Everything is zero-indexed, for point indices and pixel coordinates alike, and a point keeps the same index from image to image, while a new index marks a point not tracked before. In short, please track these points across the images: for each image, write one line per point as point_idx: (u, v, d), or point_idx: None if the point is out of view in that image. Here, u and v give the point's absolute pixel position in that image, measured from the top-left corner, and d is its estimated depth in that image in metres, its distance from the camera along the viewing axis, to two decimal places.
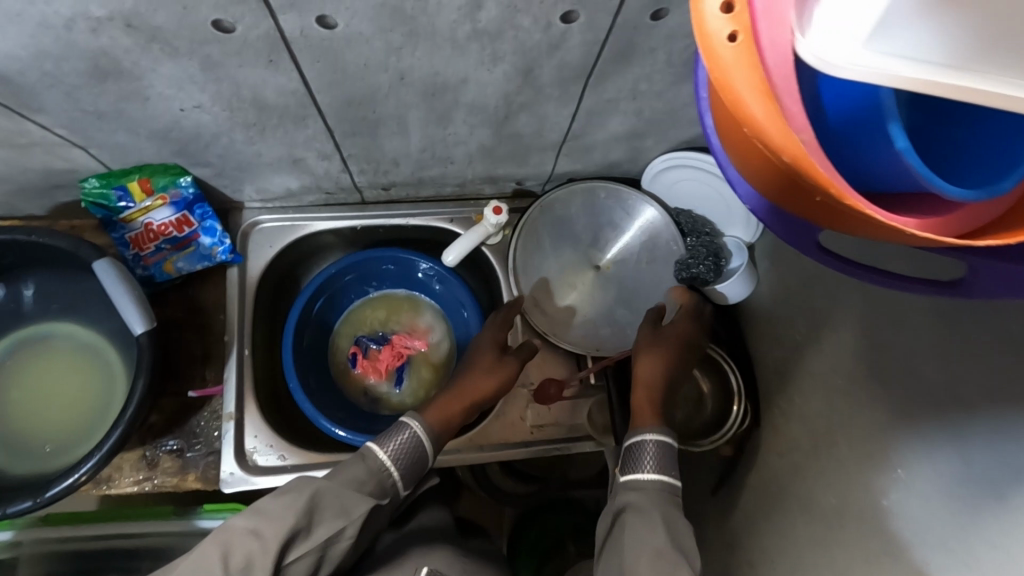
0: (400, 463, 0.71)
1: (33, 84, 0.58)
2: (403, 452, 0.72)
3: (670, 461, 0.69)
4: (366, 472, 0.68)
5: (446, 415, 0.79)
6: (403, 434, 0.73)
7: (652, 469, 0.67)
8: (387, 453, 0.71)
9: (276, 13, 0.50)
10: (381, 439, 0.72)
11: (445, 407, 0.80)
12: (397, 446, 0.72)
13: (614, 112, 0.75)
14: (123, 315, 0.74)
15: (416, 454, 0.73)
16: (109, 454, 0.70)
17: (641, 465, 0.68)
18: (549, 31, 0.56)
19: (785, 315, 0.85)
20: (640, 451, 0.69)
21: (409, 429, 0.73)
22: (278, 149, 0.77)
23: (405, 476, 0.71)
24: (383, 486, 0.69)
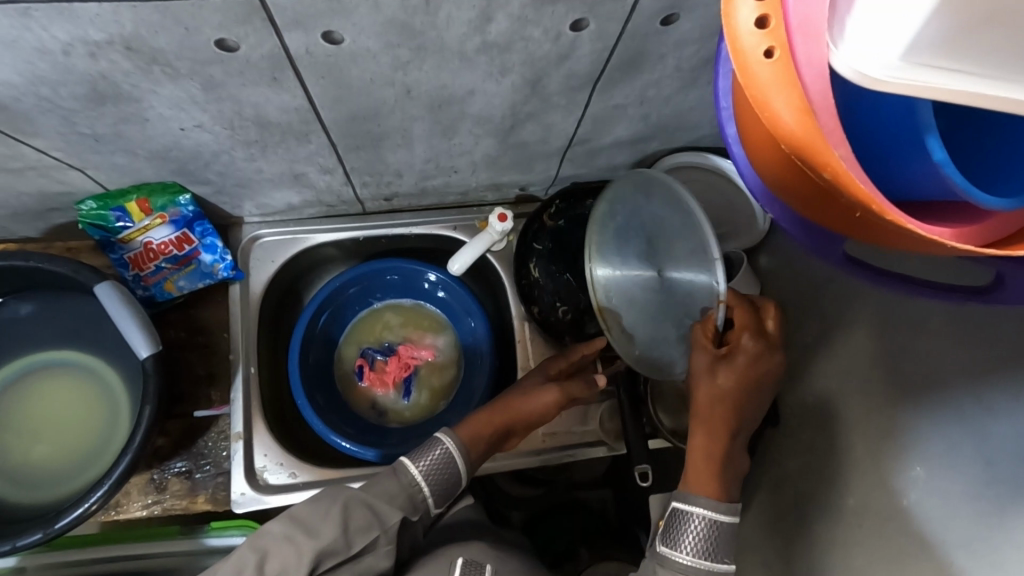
0: (435, 480, 0.69)
1: (29, 110, 0.56)
2: (437, 470, 0.70)
3: (718, 539, 0.62)
4: (396, 488, 0.67)
5: (476, 434, 0.76)
6: (436, 451, 0.71)
7: (692, 552, 0.61)
8: (418, 469, 0.69)
9: (282, 31, 0.49)
10: (414, 455, 0.70)
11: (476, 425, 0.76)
12: (431, 462, 0.70)
13: (621, 118, 0.75)
14: (128, 339, 0.72)
15: (450, 473, 0.70)
16: (118, 483, 0.68)
17: (680, 544, 0.62)
18: (559, 40, 0.55)
19: (794, 315, 0.85)
20: (685, 527, 0.62)
21: (443, 445, 0.71)
22: (279, 165, 0.76)
23: (439, 494, 0.70)
24: (412, 503, 0.68)
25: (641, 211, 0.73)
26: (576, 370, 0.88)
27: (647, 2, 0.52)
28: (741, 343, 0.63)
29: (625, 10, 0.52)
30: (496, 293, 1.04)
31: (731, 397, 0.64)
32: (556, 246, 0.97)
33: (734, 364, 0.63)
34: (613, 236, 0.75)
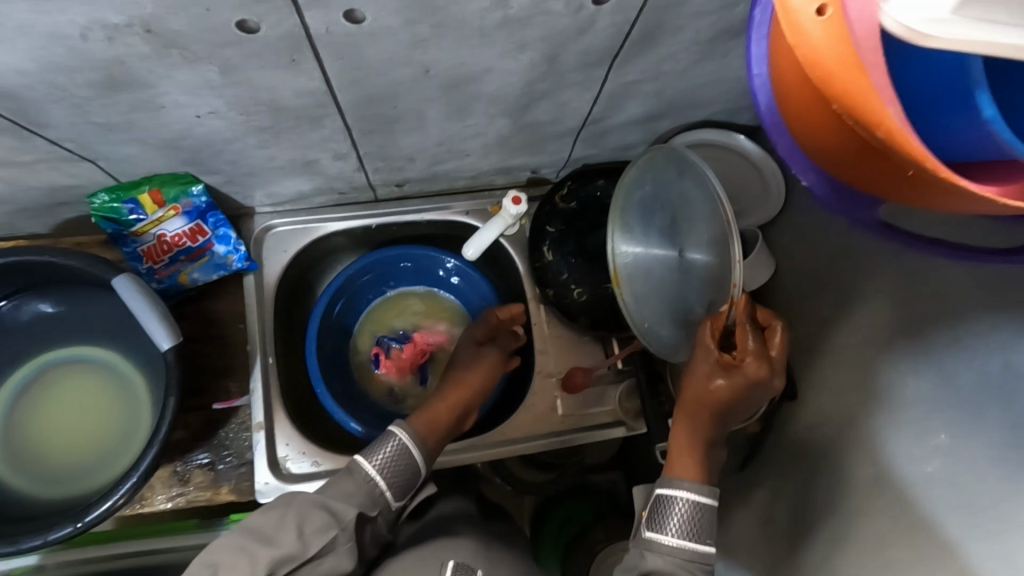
0: (391, 472, 0.71)
1: (42, 99, 0.54)
2: (392, 463, 0.71)
3: (703, 522, 0.63)
4: (352, 486, 0.68)
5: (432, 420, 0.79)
6: (389, 445, 0.72)
7: (677, 534, 0.62)
8: (372, 464, 0.70)
9: (302, 9, 0.48)
10: (368, 452, 0.71)
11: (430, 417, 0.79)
12: (384, 458, 0.71)
13: (635, 95, 0.74)
14: (147, 330, 0.72)
15: (406, 463, 0.72)
16: (147, 473, 0.69)
17: (666, 527, 0.62)
18: (579, 14, 0.54)
19: (809, 290, 0.85)
20: (669, 510, 0.63)
21: (395, 438, 0.72)
22: (291, 152, 0.75)
23: (397, 487, 0.71)
24: (371, 499, 0.68)
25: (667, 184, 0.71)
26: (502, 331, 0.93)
27: None
28: (745, 362, 0.60)
29: None
30: (510, 278, 1.03)
31: (721, 411, 0.63)
32: (568, 229, 0.97)
33: (733, 379, 0.61)
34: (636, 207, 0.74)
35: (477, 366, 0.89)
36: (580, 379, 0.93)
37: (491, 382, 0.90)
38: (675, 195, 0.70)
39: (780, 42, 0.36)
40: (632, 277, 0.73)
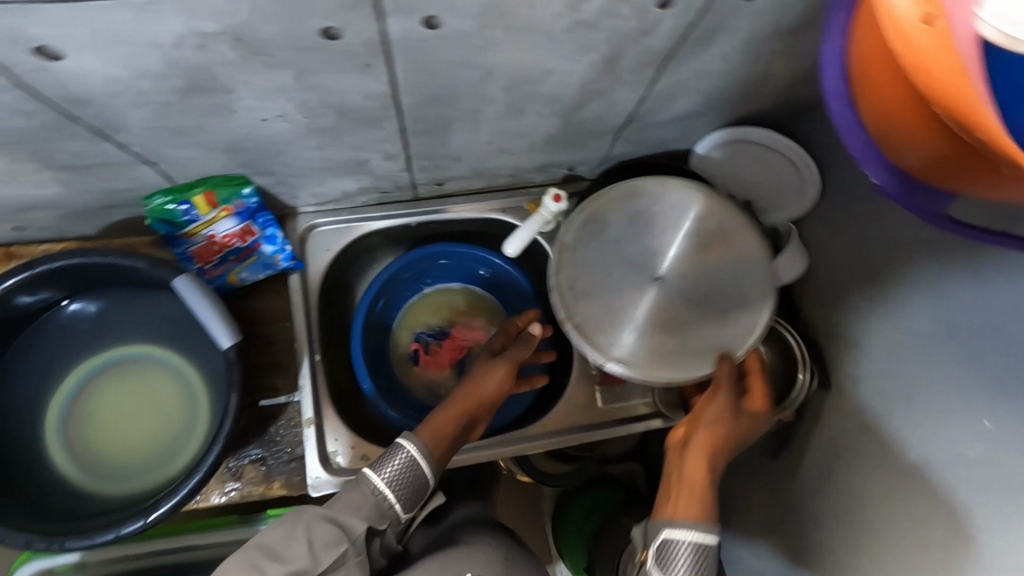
0: (399, 488, 0.65)
1: (122, 104, 0.56)
2: (402, 479, 0.65)
3: (709, 561, 0.60)
4: (358, 501, 0.64)
5: (437, 429, 0.71)
6: (398, 459, 0.66)
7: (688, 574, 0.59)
8: (381, 477, 0.65)
9: (386, 15, 0.49)
10: (376, 465, 0.66)
11: (438, 425, 0.72)
12: (393, 472, 0.65)
13: (680, 94, 0.76)
14: (208, 328, 0.74)
15: (415, 478, 0.66)
16: (212, 470, 0.70)
17: (674, 565, 0.60)
18: (645, 17, 0.56)
19: (845, 282, 0.87)
20: (676, 548, 0.60)
21: (404, 451, 0.66)
22: (345, 153, 0.76)
23: (406, 503, 0.66)
24: (378, 515, 0.64)
25: (661, 224, 0.80)
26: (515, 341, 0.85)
27: None
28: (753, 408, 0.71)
29: None
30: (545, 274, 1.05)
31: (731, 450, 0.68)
32: None
33: (744, 421, 0.69)
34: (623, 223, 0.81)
35: (492, 375, 0.79)
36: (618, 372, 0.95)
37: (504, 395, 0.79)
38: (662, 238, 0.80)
39: (869, 44, 0.39)
40: (579, 284, 0.79)
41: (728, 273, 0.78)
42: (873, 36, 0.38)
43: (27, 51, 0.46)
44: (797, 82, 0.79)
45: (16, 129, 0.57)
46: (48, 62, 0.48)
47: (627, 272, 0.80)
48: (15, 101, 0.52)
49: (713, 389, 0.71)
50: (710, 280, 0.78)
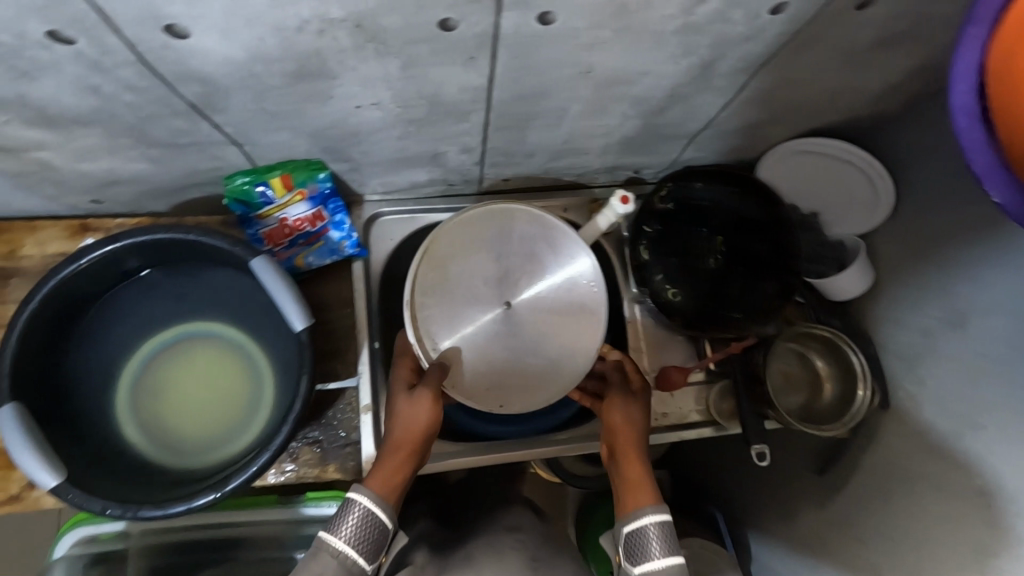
0: (362, 544, 0.62)
1: (231, 85, 0.57)
2: (362, 534, 0.63)
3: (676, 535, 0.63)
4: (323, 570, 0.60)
5: (387, 472, 0.68)
6: (354, 513, 0.63)
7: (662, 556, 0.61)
8: (339, 539, 0.62)
9: (504, 10, 0.50)
10: (332, 527, 0.62)
11: (385, 467, 0.68)
12: (354, 527, 0.63)
13: (764, 101, 0.76)
14: (282, 310, 0.75)
15: (377, 530, 0.63)
16: (281, 449, 0.71)
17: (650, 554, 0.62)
18: (753, 23, 0.56)
19: (913, 301, 0.86)
20: (644, 539, 0.63)
21: (358, 505, 0.63)
22: (425, 144, 0.77)
23: (371, 556, 0.63)
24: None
25: (470, 260, 0.80)
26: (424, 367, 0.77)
27: None
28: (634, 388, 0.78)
29: None
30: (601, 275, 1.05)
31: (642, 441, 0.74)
32: (665, 229, 0.98)
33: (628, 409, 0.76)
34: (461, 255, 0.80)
35: (420, 406, 0.72)
36: (676, 378, 0.93)
37: (440, 418, 0.73)
38: (517, 261, 0.81)
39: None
40: (444, 332, 0.78)
41: (570, 312, 0.80)
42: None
43: (158, 29, 0.48)
44: (882, 95, 0.78)
45: (126, 103, 0.59)
46: (175, 40, 0.49)
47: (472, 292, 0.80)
48: (132, 75, 0.54)
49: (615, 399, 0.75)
50: (557, 318, 0.80)
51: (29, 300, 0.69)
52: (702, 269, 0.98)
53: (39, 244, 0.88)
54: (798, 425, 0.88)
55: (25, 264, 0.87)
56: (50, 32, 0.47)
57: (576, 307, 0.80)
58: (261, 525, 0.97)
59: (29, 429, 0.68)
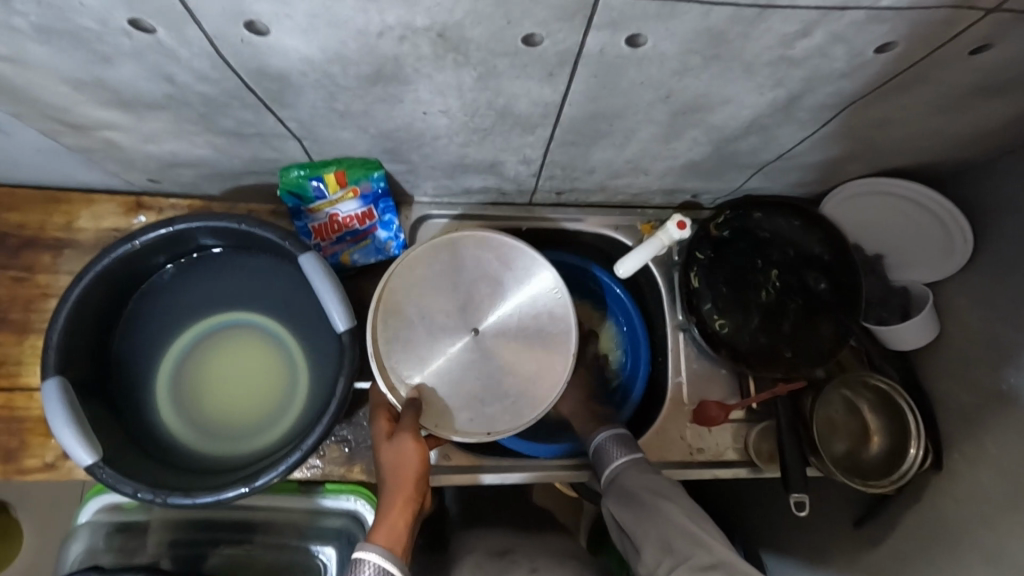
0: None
1: (302, 83, 0.56)
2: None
3: (628, 442, 0.80)
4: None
5: (392, 525, 0.68)
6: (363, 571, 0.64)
7: (620, 459, 0.78)
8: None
9: (593, 29, 0.47)
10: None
11: (388, 519, 0.68)
12: None
13: (845, 138, 0.72)
14: (326, 310, 0.74)
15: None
16: (312, 449, 0.70)
17: (611, 460, 0.78)
18: (855, 60, 0.53)
19: (981, 361, 0.81)
20: (605, 451, 0.79)
21: (366, 562, 0.64)
22: (485, 153, 0.75)
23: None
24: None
25: (432, 293, 0.84)
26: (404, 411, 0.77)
27: (973, 30, 0.49)
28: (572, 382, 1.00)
29: (945, 36, 0.50)
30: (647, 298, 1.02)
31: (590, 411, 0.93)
32: (718, 256, 0.95)
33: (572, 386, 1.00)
34: (423, 285, 0.84)
35: (407, 458, 0.73)
36: (716, 412, 0.90)
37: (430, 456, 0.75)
38: (478, 290, 0.85)
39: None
40: (409, 360, 0.82)
41: (534, 333, 0.85)
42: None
43: (240, 25, 0.47)
44: (975, 140, 0.73)
45: (197, 93, 0.58)
46: (255, 36, 0.48)
47: (444, 317, 0.84)
48: (207, 67, 0.53)
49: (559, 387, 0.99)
50: (526, 337, 0.84)
51: (83, 276, 0.70)
52: (754, 301, 0.94)
53: (94, 218, 0.89)
54: (843, 477, 0.84)
55: (80, 237, 0.88)
56: (133, 20, 0.47)
57: (546, 319, 0.85)
58: (283, 511, 0.97)
59: (69, 403, 0.68)
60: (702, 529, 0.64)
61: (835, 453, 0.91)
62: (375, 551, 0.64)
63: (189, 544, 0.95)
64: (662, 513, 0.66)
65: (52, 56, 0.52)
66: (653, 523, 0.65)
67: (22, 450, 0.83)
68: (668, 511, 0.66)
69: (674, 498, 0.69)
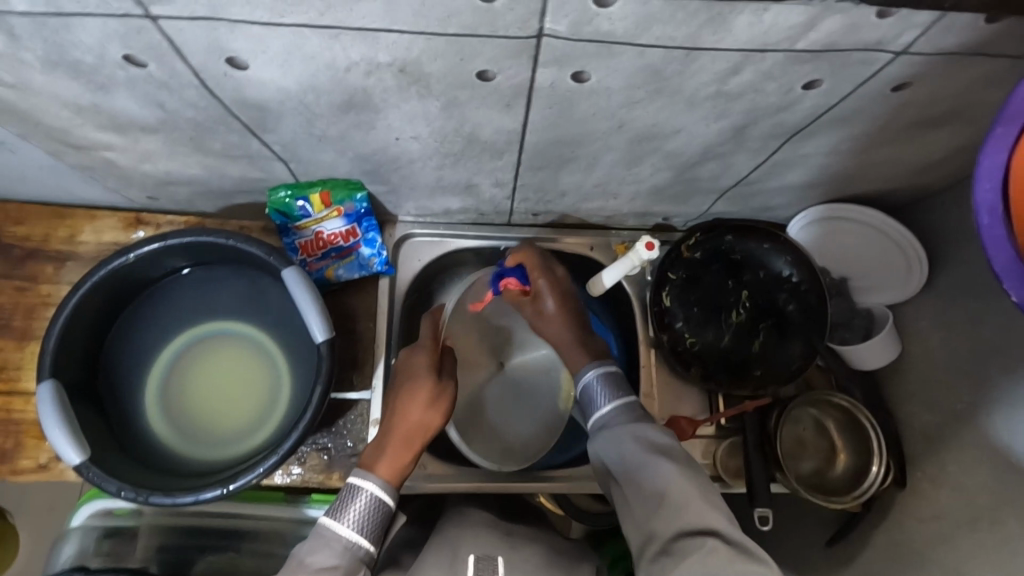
0: (367, 528, 0.66)
1: (283, 111, 0.61)
2: (366, 517, 0.67)
3: (615, 383, 0.76)
4: (334, 556, 0.63)
5: (396, 466, 0.72)
6: (359, 501, 0.67)
7: (609, 397, 0.74)
8: (349, 527, 0.65)
9: (540, 66, 0.52)
10: (337, 513, 0.66)
11: (395, 456, 0.72)
12: (357, 516, 0.66)
13: (799, 166, 0.76)
14: (306, 320, 0.78)
15: (382, 515, 0.68)
16: (289, 453, 0.73)
17: (599, 403, 0.74)
18: (787, 95, 0.57)
19: (944, 382, 0.83)
20: (591, 391, 0.76)
21: (363, 493, 0.68)
22: (459, 176, 0.79)
23: (376, 541, 0.67)
24: (354, 563, 0.64)
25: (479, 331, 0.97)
26: (445, 354, 0.86)
27: (891, 69, 0.53)
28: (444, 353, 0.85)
29: (866, 75, 0.54)
30: (624, 316, 1.05)
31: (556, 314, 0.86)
32: (690, 276, 0.98)
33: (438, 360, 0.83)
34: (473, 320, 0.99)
35: (421, 405, 0.77)
36: (684, 427, 0.93)
37: (438, 420, 0.78)
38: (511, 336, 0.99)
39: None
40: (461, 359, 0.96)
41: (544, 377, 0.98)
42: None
43: (222, 60, 0.52)
44: (923, 169, 0.77)
45: (187, 119, 0.64)
46: (236, 69, 0.54)
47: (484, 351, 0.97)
48: (197, 97, 0.59)
49: (428, 377, 0.79)
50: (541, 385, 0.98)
51: (82, 285, 0.75)
52: (724, 320, 0.97)
53: (96, 232, 0.94)
54: (808, 494, 0.86)
55: (81, 249, 0.94)
56: (125, 55, 0.52)
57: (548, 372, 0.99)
58: (268, 519, 1.00)
59: (60, 403, 0.72)
60: (699, 499, 0.61)
61: (801, 471, 0.93)
62: (374, 483, 0.68)
63: (175, 550, 0.97)
64: (659, 475, 0.63)
65: (56, 84, 0.58)
66: (653, 494, 0.63)
67: (18, 451, 0.87)
68: (665, 474, 0.63)
69: (661, 448, 0.66)
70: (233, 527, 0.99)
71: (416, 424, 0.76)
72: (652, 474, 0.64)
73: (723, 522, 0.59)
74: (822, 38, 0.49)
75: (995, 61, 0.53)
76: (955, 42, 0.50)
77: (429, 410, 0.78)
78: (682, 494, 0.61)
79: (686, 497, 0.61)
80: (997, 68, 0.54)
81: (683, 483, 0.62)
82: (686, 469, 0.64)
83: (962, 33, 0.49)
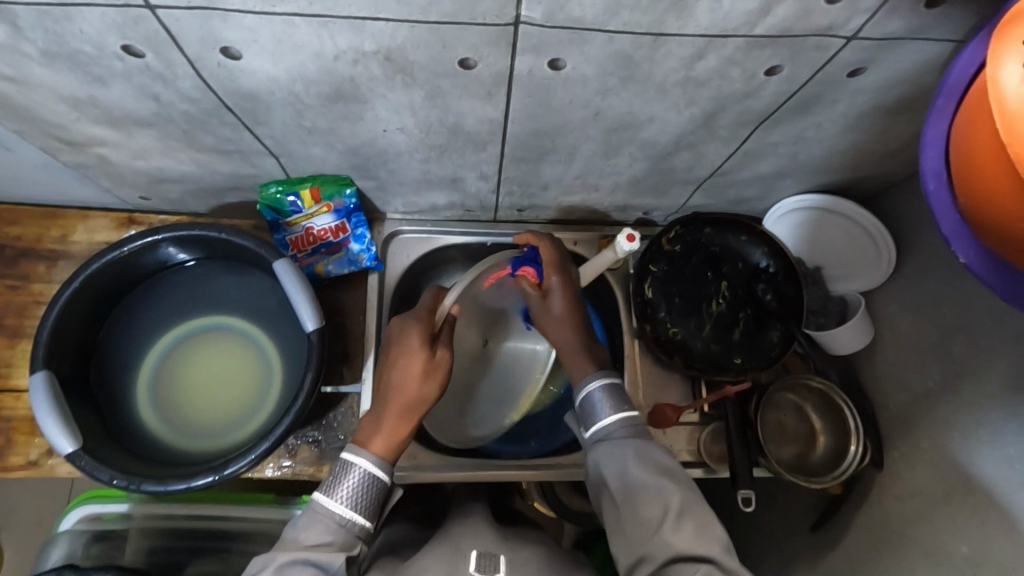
0: (359, 504, 0.69)
1: (273, 102, 0.64)
2: (358, 495, 0.69)
3: (619, 394, 0.75)
4: (328, 533, 0.66)
5: (389, 439, 0.73)
6: (352, 476, 0.69)
7: (610, 411, 0.73)
8: (341, 503, 0.68)
9: (517, 54, 0.56)
10: (330, 489, 0.69)
11: (389, 430, 0.74)
12: (349, 492, 0.69)
13: (769, 155, 0.80)
14: (296, 310, 0.80)
15: (374, 487, 0.70)
16: (279, 439, 0.74)
17: (598, 414, 0.74)
18: (751, 81, 0.61)
19: (913, 361, 0.86)
20: (591, 402, 0.74)
21: (356, 469, 0.70)
22: (445, 170, 0.82)
23: (371, 516, 0.69)
24: (349, 538, 0.67)
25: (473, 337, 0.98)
26: (442, 325, 0.84)
27: (844, 54, 0.57)
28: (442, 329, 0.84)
29: (822, 60, 0.58)
30: (609, 309, 1.08)
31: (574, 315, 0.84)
32: (671, 270, 1.01)
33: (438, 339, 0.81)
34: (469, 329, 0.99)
35: (414, 376, 0.77)
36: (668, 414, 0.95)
37: (429, 392, 0.78)
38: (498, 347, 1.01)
39: (977, 145, 0.45)
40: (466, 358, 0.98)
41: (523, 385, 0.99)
42: (982, 139, 0.45)
43: (217, 49, 0.55)
44: (885, 156, 0.82)
45: (181, 111, 0.67)
46: (229, 59, 0.57)
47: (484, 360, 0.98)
48: (192, 88, 0.62)
49: (412, 350, 0.78)
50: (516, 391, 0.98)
51: (72, 280, 0.76)
52: (705, 310, 1.00)
53: (88, 232, 0.96)
54: (789, 476, 0.88)
55: (73, 248, 0.95)
56: (124, 45, 0.55)
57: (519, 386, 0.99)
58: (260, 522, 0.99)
59: (53, 396, 0.73)
60: (694, 531, 0.62)
61: (783, 456, 0.95)
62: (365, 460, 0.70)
63: (167, 552, 0.96)
64: (658, 497, 0.65)
65: (55, 77, 0.61)
66: (652, 512, 0.64)
67: (8, 447, 0.88)
68: (663, 495, 0.65)
69: (659, 466, 0.68)
70: (224, 530, 0.99)
71: (410, 396, 0.76)
72: (651, 496, 0.65)
73: (719, 551, 0.61)
74: (777, 24, 0.52)
75: (939, 46, 0.57)
76: (901, 27, 0.54)
77: (418, 382, 0.77)
78: (682, 523, 0.63)
79: (679, 528, 0.62)
80: (943, 53, 0.58)
81: (683, 509, 0.64)
82: (685, 493, 0.66)
83: (905, 16, 0.53)
